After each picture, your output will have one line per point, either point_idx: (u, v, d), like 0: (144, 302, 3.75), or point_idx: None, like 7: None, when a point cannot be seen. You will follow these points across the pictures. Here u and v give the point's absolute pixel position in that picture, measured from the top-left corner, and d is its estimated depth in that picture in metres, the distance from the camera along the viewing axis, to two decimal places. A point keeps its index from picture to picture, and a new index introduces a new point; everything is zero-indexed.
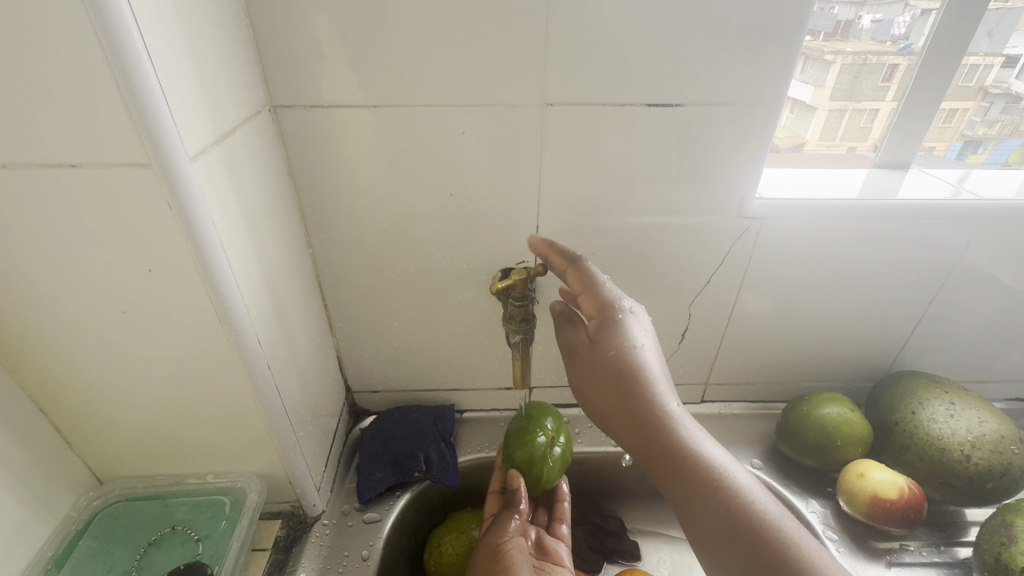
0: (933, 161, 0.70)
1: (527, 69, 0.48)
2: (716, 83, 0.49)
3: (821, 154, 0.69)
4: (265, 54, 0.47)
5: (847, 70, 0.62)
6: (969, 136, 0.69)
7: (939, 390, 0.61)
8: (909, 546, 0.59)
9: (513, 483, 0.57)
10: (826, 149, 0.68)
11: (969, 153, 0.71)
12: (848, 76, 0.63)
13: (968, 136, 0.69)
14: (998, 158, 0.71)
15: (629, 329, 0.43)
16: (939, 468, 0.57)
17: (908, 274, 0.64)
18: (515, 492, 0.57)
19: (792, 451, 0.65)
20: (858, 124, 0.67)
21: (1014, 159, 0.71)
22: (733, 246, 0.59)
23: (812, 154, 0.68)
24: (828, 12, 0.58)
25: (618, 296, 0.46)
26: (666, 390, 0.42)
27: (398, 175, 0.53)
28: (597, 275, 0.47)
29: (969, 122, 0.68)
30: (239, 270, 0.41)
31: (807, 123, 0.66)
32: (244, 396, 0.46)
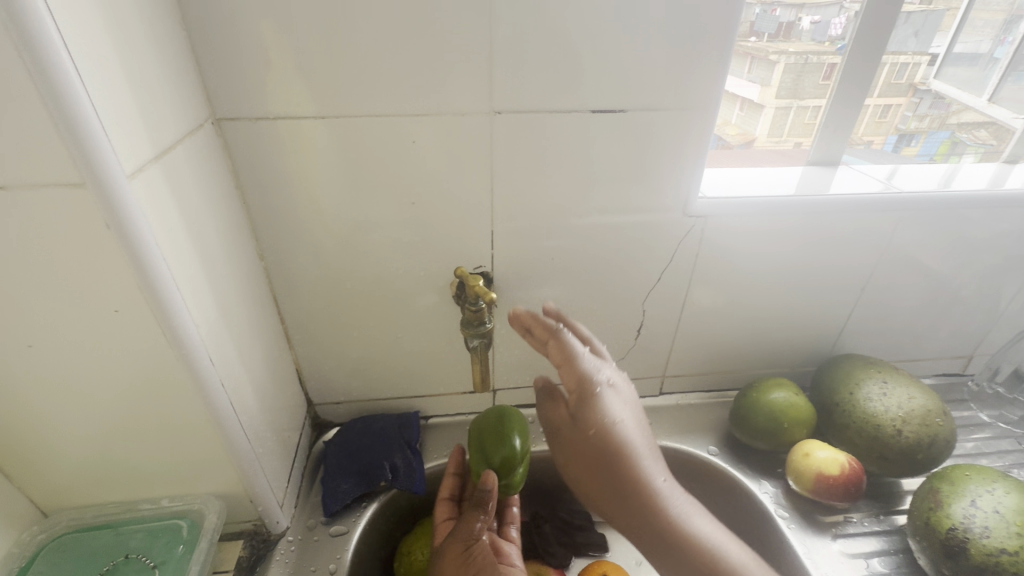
0: (871, 154, 0.74)
1: (473, 78, 0.49)
2: (655, 88, 0.51)
3: (770, 151, 0.73)
4: (206, 67, 0.46)
5: (789, 69, 0.68)
6: (902, 129, 0.75)
7: (874, 371, 0.65)
8: (852, 518, 0.62)
9: (485, 483, 0.55)
10: (774, 145, 0.73)
11: (904, 146, 0.76)
12: (791, 75, 0.68)
13: (901, 130, 0.75)
14: (928, 151, 0.76)
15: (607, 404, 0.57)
16: (876, 443, 0.61)
17: (842, 264, 0.68)
18: (485, 491, 0.55)
19: (745, 436, 0.68)
20: (803, 121, 0.72)
21: (942, 153, 0.76)
22: (681, 244, 0.62)
23: (762, 150, 0.72)
24: (771, 15, 0.64)
25: (595, 370, 0.58)
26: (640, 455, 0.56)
27: (352, 184, 0.53)
28: (574, 347, 0.57)
29: (902, 117, 0.74)
30: (187, 287, 0.41)
31: (756, 121, 0.71)
32: (197, 416, 0.45)
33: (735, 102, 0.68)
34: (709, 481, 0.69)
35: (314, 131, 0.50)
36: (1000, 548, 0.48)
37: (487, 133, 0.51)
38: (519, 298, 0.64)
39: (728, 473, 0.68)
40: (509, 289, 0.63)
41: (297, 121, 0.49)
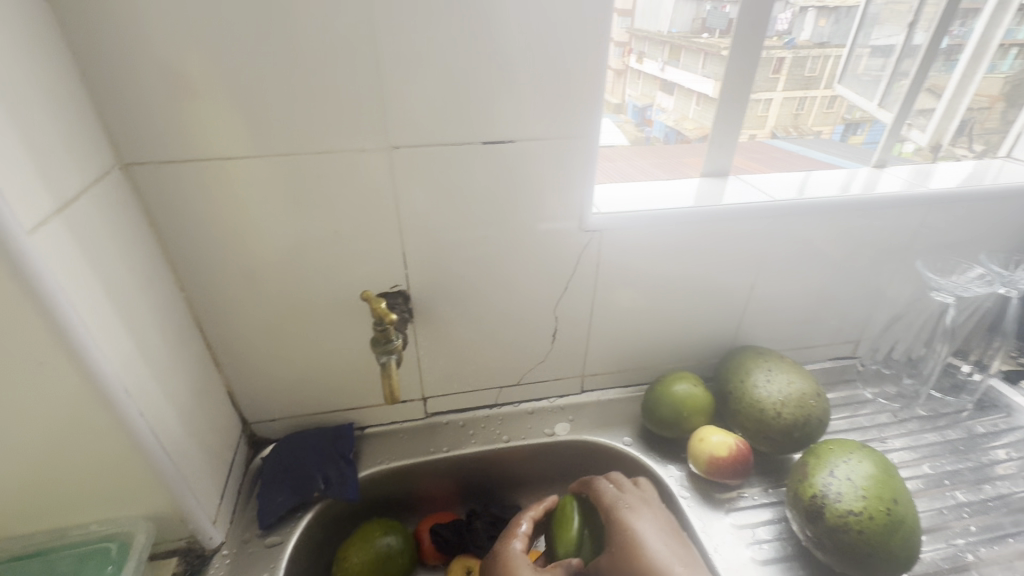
0: (820, 142, 0.92)
1: (368, 118, 0.53)
2: (540, 120, 0.57)
3: (725, 144, 0.82)
4: (110, 117, 0.49)
5: (743, 64, 0.74)
6: (848, 120, 0.89)
7: (761, 361, 0.73)
8: (745, 493, 0.70)
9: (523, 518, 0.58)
10: (729, 138, 0.83)
11: (851, 135, 0.90)
12: (745, 69, 0.75)
13: (847, 120, 0.89)
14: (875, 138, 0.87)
15: None
16: (761, 425, 0.69)
17: (732, 264, 0.76)
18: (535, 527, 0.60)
19: (653, 426, 0.75)
20: (757, 113, 0.84)
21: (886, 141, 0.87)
22: (581, 256, 0.68)
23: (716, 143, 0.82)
24: (721, 11, 0.72)
25: None
26: None
27: (277, 213, 0.57)
28: None
29: (847, 108, 0.89)
30: (97, 327, 0.44)
31: (710, 116, 0.80)
32: (117, 445, 0.48)
33: (691, 98, 0.81)
34: (625, 469, 0.76)
35: (239, 168, 0.54)
36: (849, 510, 0.56)
37: (387, 166, 0.56)
38: (437, 312, 0.69)
39: (640, 461, 0.74)
40: (426, 304, 0.68)
41: (230, 163, 0.53)
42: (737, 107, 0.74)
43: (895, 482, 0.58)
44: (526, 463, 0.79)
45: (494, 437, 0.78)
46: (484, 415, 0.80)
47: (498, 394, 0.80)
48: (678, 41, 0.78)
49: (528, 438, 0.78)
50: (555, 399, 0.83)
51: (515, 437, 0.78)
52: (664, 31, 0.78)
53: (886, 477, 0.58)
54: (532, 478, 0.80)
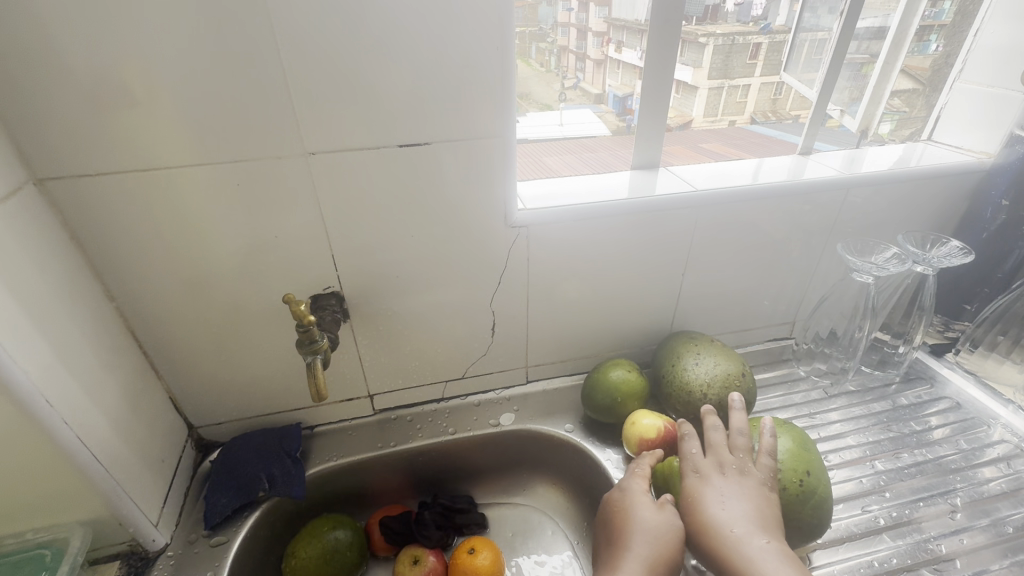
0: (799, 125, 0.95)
1: (282, 125, 0.55)
2: (456, 121, 0.59)
3: (708, 128, 0.99)
4: (18, 132, 0.50)
5: (720, 50, 0.87)
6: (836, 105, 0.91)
7: (692, 346, 0.76)
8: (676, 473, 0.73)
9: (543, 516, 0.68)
10: (711, 123, 0.98)
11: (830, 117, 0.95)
12: (723, 55, 0.89)
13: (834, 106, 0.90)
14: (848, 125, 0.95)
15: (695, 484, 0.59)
16: (690, 407, 0.72)
17: (663, 253, 0.78)
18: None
19: (592, 413, 0.78)
20: (736, 100, 0.98)
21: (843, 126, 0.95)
22: (511, 251, 0.70)
23: (699, 130, 0.99)
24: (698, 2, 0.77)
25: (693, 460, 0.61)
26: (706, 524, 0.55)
27: (230, 215, 0.59)
28: (686, 446, 0.62)
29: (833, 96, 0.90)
30: (10, 339, 0.45)
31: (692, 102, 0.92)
32: (42, 454, 0.49)
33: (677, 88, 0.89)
34: (568, 454, 0.79)
35: (192, 175, 0.55)
36: None
37: (306, 171, 0.57)
38: (373, 311, 0.70)
39: (581, 446, 0.77)
40: (362, 304, 0.69)
41: (183, 169, 0.55)
42: (659, 100, 0.77)
43: (809, 453, 0.62)
44: (473, 453, 0.81)
45: (441, 430, 0.80)
46: (432, 409, 0.83)
47: (444, 388, 0.82)
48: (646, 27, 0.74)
49: (474, 429, 0.80)
50: (502, 390, 0.85)
51: (461, 429, 0.80)
52: (641, 19, 0.75)
53: (801, 450, 0.62)
54: (481, 468, 0.82)
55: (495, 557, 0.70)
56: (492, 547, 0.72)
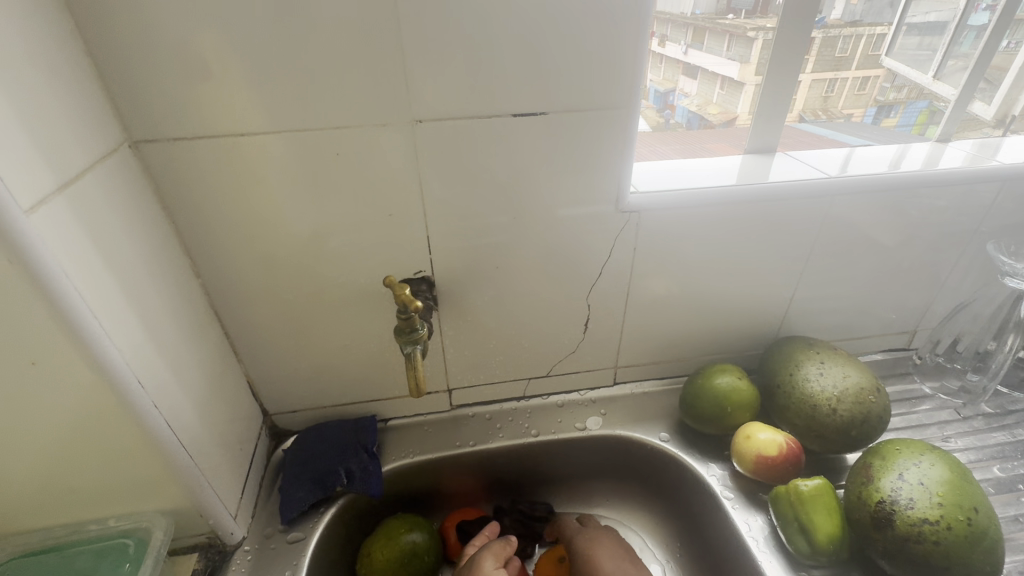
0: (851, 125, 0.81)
1: (391, 87, 0.49)
2: (576, 90, 0.53)
3: None
4: (116, 89, 0.46)
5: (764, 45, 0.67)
6: (881, 101, 0.80)
7: (812, 353, 0.68)
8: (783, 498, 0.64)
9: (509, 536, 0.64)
10: None
11: (883, 118, 0.82)
12: None
13: (880, 101, 0.80)
14: (908, 120, 0.81)
15: None
16: (813, 422, 0.63)
17: (777, 249, 0.70)
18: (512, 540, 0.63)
19: (693, 422, 0.70)
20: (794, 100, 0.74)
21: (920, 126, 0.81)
22: (619, 237, 0.63)
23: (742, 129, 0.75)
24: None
25: None
26: None
27: (325, 188, 0.54)
28: None
29: (880, 89, 0.79)
30: (106, 312, 0.41)
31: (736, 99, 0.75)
32: (133, 440, 0.46)
33: (716, 82, 0.75)
34: (662, 465, 0.72)
35: (265, 143, 0.50)
36: (923, 517, 0.50)
37: (410, 141, 0.52)
38: (462, 299, 0.65)
39: (680, 458, 0.70)
40: (451, 291, 0.64)
41: (277, 134, 0.50)
42: (788, 79, 0.67)
43: (972, 487, 0.52)
44: (556, 458, 0.75)
45: (522, 431, 0.74)
46: (511, 407, 0.77)
47: (526, 386, 0.76)
48: (702, 22, 0.70)
49: (558, 432, 0.74)
50: (586, 392, 0.78)
51: (544, 432, 0.74)
52: (688, 11, 0.70)
53: (961, 481, 0.52)
54: (563, 474, 0.76)
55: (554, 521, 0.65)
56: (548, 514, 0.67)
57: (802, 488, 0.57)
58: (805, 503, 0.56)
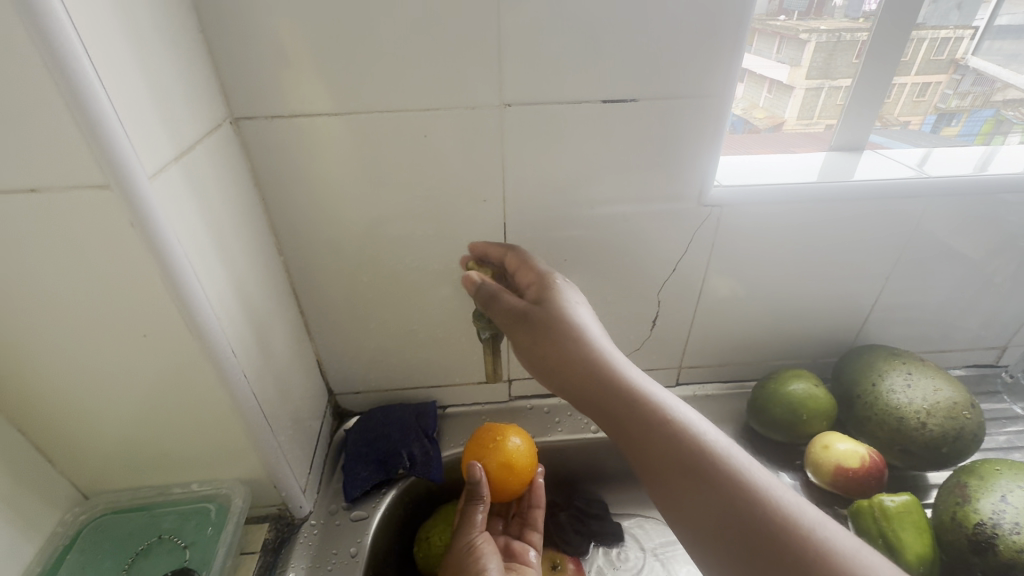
0: (908, 135, 0.71)
1: (483, 71, 0.50)
2: (668, 77, 0.51)
3: (800, 134, 0.70)
4: (223, 67, 0.48)
5: (822, 49, 0.63)
6: (942, 109, 0.70)
7: (897, 362, 0.64)
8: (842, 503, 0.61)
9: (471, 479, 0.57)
10: (805, 128, 0.69)
11: (943, 127, 0.71)
12: (823, 54, 0.64)
13: (941, 109, 0.70)
14: (971, 130, 0.72)
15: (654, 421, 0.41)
16: (898, 436, 0.60)
17: (861, 252, 0.66)
18: (477, 486, 0.57)
19: (763, 429, 0.67)
20: (836, 102, 0.67)
21: (985, 133, 0.71)
22: (697, 232, 0.62)
23: (791, 134, 0.69)
24: None
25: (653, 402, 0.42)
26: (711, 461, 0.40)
27: (409, 170, 0.55)
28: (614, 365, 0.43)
29: (942, 96, 0.69)
30: (208, 281, 0.43)
31: (785, 103, 0.67)
32: (221, 406, 0.47)
33: (764, 85, 0.65)
34: None
35: (325, 126, 0.51)
36: None
37: (496, 125, 0.53)
38: None
39: None
40: None
41: (367, 114, 0.51)
42: (886, 72, 0.62)
43: None
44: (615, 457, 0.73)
45: (581, 427, 0.73)
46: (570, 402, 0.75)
47: None
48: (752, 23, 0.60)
49: None
50: None
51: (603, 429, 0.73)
52: None
53: None
54: (621, 474, 0.74)
55: (495, 450, 0.58)
56: (474, 448, 0.60)
57: (888, 505, 0.54)
58: (891, 521, 0.53)
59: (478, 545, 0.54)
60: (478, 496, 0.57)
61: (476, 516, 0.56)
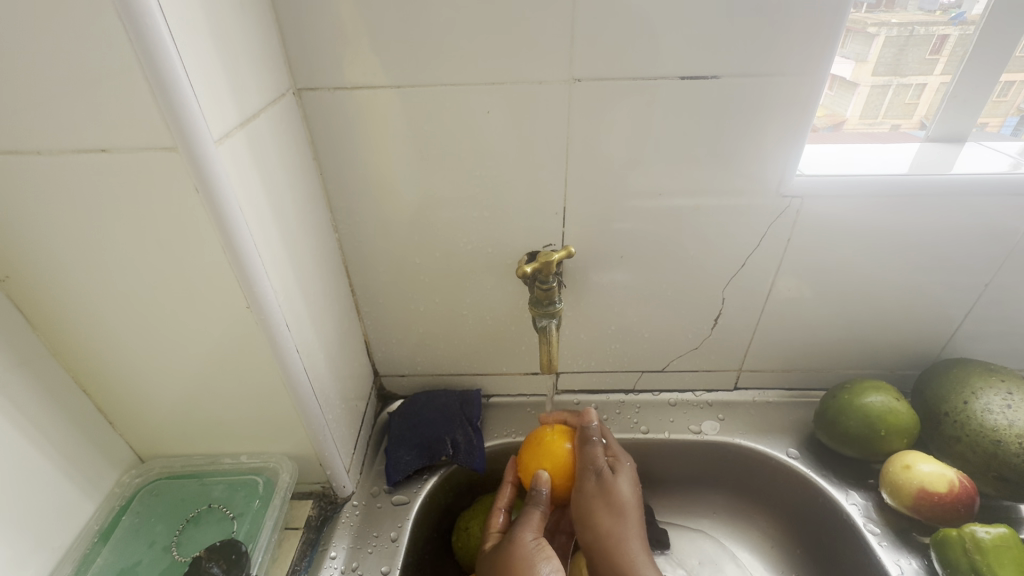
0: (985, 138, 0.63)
1: (554, 44, 0.47)
2: (752, 55, 0.47)
3: (862, 134, 0.63)
4: (288, 36, 0.47)
5: (893, 43, 0.56)
6: None
7: (995, 379, 0.57)
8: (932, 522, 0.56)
9: (536, 484, 0.54)
10: (868, 127, 0.62)
11: None
12: (893, 49, 0.57)
13: None
14: None
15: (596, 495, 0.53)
16: (994, 462, 0.55)
17: (957, 255, 0.59)
18: (541, 492, 0.53)
19: (833, 443, 0.62)
20: (903, 100, 0.61)
21: None
22: (771, 227, 0.57)
23: (853, 134, 0.62)
24: None
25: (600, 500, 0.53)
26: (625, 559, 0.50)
27: (468, 147, 0.52)
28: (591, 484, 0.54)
29: None
30: (266, 253, 0.42)
31: (847, 101, 0.60)
32: (274, 380, 0.47)
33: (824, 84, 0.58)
34: (787, 484, 0.65)
35: (390, 100, 0.50)
36: None
37: (564, 102, 0.50)
38: (587, 278, 0.61)
39: (810, 479, 0.63)
40: (577, 268, 0.61)
41: (430, 87, 0.49)
42: (999, 53, 0.55)
43: None
44: (665, 461, 0.69)
45: (631, 426, 0.69)
46: (619, 400, 0.72)
47: (638, 379, 0.71)
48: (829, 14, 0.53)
49: (671, 433, 0.68)
50: (702, 394, 0.72)
51: (654, 429, 0.69)
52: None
53: None
54: (669, 479, 0.70)
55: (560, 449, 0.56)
56: (534, 449, 0.57)
57: (981, 537, 0.50)
58: (986, 554, 0.49)
59: (539, 548, 0.49)
60: (540, 500, 0.53)
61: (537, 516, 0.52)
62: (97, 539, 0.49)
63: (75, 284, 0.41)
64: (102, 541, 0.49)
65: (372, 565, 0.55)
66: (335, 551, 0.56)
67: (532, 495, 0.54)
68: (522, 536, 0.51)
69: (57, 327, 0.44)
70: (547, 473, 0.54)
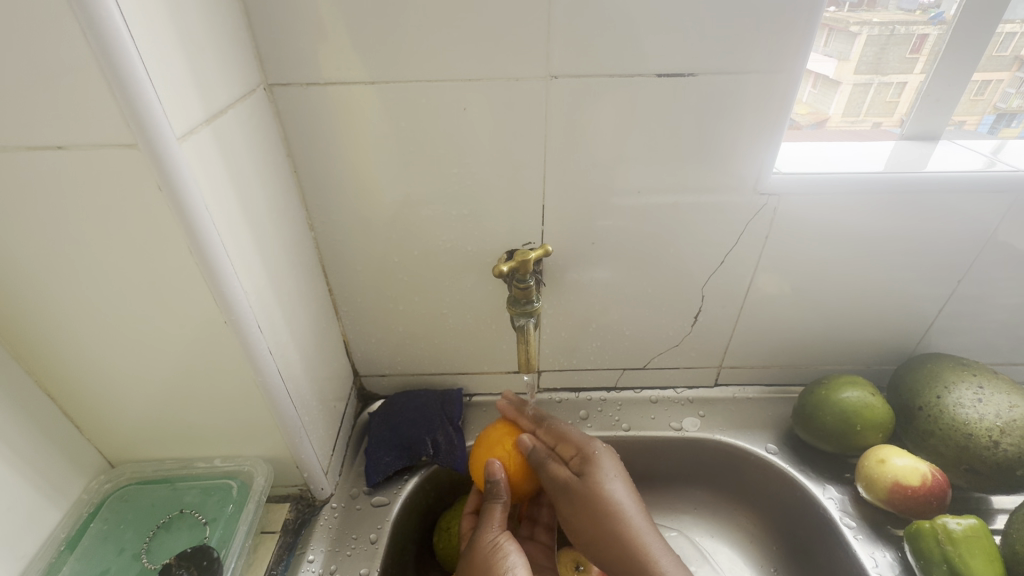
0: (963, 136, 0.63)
1: (530, 40, 0.47)
2: (728, 52, 0.47)
3: (844, 132, 0.63)
4: (259, 29, 0.46)
5: (874, 42, 0.56)
6: (1003, 108, 0.62)
7: (966, 373, 0.59)
8: (909, 515, 0.57)
9: (491, 474, 0.53)
10: (850, 125, 0.62)
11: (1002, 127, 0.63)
12: (874, 48, 0.57)
13: (1001, 108, 0.62)
14: None
15: (604, 468, 0.53)
16: (965, 455, 0.56)
17: (930, 252, 0.59)
18: (497, 482, 0.53)
19: (810, 437, 0.63)
20: (883, 99, 0.61)
21: None
22: (749, 224, 0.57)
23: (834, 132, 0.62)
24: None
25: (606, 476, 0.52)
26: (642, 532, 0.50)
27: (445, 144, 0.52)
28: (604, 467, 0.53)
29: (1003, 94, 0.61)
30: (236, 252, 0.41)
31: (829, 99, 0.60)
32: (247, 382, 0.46)
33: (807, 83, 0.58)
34: (766, 479, 0.66)
35: (365, 96, 0.49)
36: None
37: (542, 99, 0.49)
38: (567, 276, 0.61)
39: (788, 474, 0.64)
40: (558, 266, 0.60)
41: (403, 83, 0.48)
42: (972, 54, 0.56)
43: None
44: (647, 458, 0.69)
45: (612, 423, 0.69)
46: (601, 398, 0.72)
47: (619, 376, 0.71)
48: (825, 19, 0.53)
49: (651, 430, 0.68)
50: (683, 390, 0.73)
51: (635, 427, 0.69)
52: None
53: None
54: (652, 476, 0.70)
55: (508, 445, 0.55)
56: (485, 443, 0.56)
57: (953, 528, 0.51)
58: (957, 545, 0.50)
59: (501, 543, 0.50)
60: (496, 492, 0.53)
61: (500, 513, 0.52)
62: (63, 547, 0.48)
63: (34, 287, 0.40)
64: (68, 550, 0.48)
65: (350, 567, 0.54)
66: (312, 555, 0.55)
67: (490, 490, 0.53)
68: (483, 534, 0.51)
69: (16, 331, 0.42)
70: (501, 464, 0.53)
